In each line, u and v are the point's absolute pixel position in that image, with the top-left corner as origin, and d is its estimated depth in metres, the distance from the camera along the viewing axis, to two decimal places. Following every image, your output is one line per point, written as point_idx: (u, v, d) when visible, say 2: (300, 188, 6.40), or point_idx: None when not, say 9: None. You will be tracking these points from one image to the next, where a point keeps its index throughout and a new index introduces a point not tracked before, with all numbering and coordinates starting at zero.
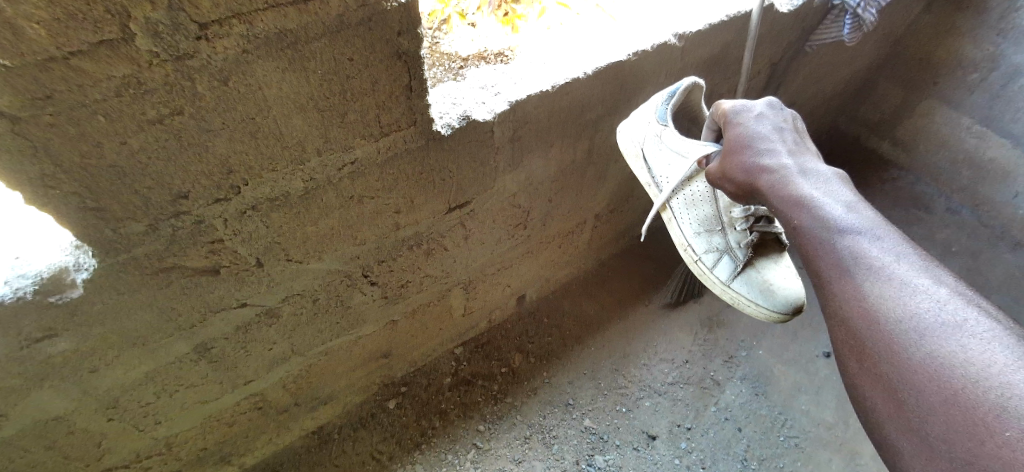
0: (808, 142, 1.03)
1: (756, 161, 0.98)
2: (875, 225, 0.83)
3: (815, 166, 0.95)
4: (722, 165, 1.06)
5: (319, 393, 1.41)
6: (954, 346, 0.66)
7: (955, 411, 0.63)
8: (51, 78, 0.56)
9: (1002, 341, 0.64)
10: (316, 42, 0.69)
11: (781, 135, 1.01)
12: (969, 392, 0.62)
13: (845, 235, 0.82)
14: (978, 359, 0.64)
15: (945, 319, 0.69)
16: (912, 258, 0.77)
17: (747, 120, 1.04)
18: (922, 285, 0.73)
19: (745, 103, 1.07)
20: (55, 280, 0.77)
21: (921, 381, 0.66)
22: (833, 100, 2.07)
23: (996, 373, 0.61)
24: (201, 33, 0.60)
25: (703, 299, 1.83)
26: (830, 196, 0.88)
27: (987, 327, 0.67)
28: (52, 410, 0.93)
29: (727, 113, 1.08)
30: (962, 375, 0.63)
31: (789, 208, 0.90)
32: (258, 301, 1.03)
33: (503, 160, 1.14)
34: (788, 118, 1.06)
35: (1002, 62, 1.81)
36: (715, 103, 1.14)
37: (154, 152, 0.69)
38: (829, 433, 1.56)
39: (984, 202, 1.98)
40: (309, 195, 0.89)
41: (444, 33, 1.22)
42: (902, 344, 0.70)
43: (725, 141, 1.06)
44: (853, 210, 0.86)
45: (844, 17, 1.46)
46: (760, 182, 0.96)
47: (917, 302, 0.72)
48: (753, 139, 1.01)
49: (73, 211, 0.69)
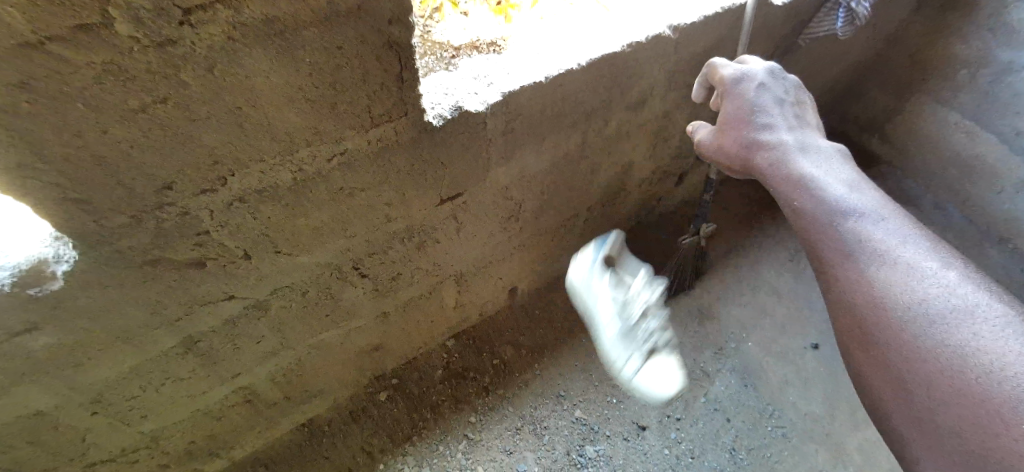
0: (809, 115, 1.03)
1: (758, 145, 0.99)
2: (881, 209, 0.85)
3: (818, 144, 0.96)
4: (722, 148, 1.06)
5: (309, 387, 1.40)
6: (966, 334, 0.68)
7: (965, 400, 0.65)
8: (29, 65, 0.53)
9: (1013, 327, 0.66)
10: (305, 30, 0.67)
11: (784, 109, 1.00)
12: (981, 381, 0.64)
13: (849, 221, 0.84)
14: (989, 347, 0.65)
15: (954, 305, 0.71)
16: (919, 243, 0.79)
17: (747, 91, 1.02)
18: (930, 271, 0.75)
19: (747, 70, 1.05)
20: (34, 273, 0.74)
21: (931, 369, 0.69)
22: (824, 94, 2.07)
23: (1006, 361, 0.63)
24: (185, 19, 0.58)
25: (693, 292, 1.84)
26: (834, 179, 0.90)
27: (998, 313, 0.68)
28: (35, 406, 0.91)
29: (726, 81, 1.05)
30: (973, 364, 0.65)
31: (793, 192, 0.93)
32: (246, 294, 1.01)
33: (496, 152, 1.12)
34: (790, 89, 1.04)
35: (991, 59, 1.82)
36: (712, 63, 1.10)
37: (137, 142, 0.67)
38: (816, 424, 1.58)
39: (969, 197, 2.00)
40: (299, 187, 0.88)
41: (436, 21, 1.20)
42: (910, 331, 0.72)
43: (725, 120, 1.05)
44: (858, 194, 0.87)
45: (837, 11, 1.45)
46: (763, 167, 0.98)
47: (926, 289, 0.74)
48: (753, 112, 1.00)
49: (54, 202, 0.67)
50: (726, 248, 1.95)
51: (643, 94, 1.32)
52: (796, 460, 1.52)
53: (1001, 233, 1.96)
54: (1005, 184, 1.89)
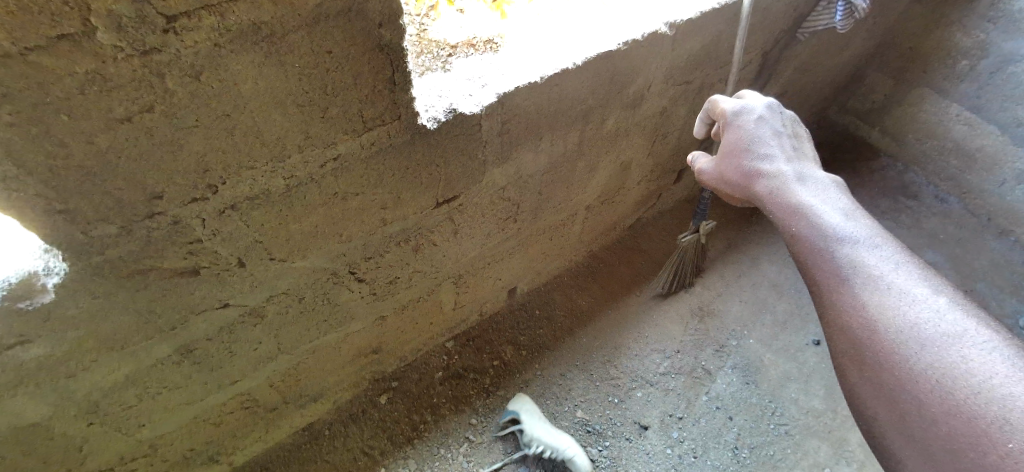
0: (805, 146, 1.07)
1: (757, 169, 1.02)
2: (874, 235, 0.86)
3: (813, 173, 1.00)
4: (722, 170, 1.10)
5: (308, 391, 1.39)
6: (955, 357, 0.68)
7: (957, 421, 0.64)
8: (10, 76, 0.52)
9: (1001, 351, 0.67)
10: (293, 34, 0.66)
11: (781, 141, 1.05)
12: (971, 403, 0.64)
13: (844, 245, 0.86)
14: (979, 370, 0.66)
15: (945, 330, 0.71)
16: (911, 270, 0.81)
17: (747, 123, 1.08)
18: (922, 296, 0.76)
19: (745, 104, 1.11)
20: (25, 285, 0.74)
21: (921, 390, 0.69)
22: (824, 87, 2.05)
23: (997, 385, 0.64)
24: (169, 26, 0.57)
25: (693, 289, 1.83)
26: (829, 206, 0.92)
27: (986, 338, 0.69)
28: (29, 416, 0.90)
29: (727, 114, 1.11)
30: (964, 387, 0.65)
31: (790, 217, 0.95)
32: (241, 301, 1.01)
33: (492, 153, 1.11)
34: (787, 123, 1.09)
35: (992, 49, 1.81)
36: (713, 100, 1.17)
37: (124, 152, 0.65)
38: (818, 421, 1.57)
39: (971, 189, 1.98)
40: (292, 193, 0.87)
41: (432, 19, 1.19)
42: (902, 354, 0.72)
43: (726, 146, 1.10)
44: (852, 220, 0.89)
45: (836, 5, 1.42)
46: (762, 190, 1.01)
47: (917, 312, 0.75)
48: (751, 143, 1.05)
49: (40, 213, 0.66)
50: (725, 244, 1.94)
51: (641, 92, 1.30)
52: (798, 458, 1.51)
53: (1003, 225, 1.94)
54: (1006, 175, 1.88)
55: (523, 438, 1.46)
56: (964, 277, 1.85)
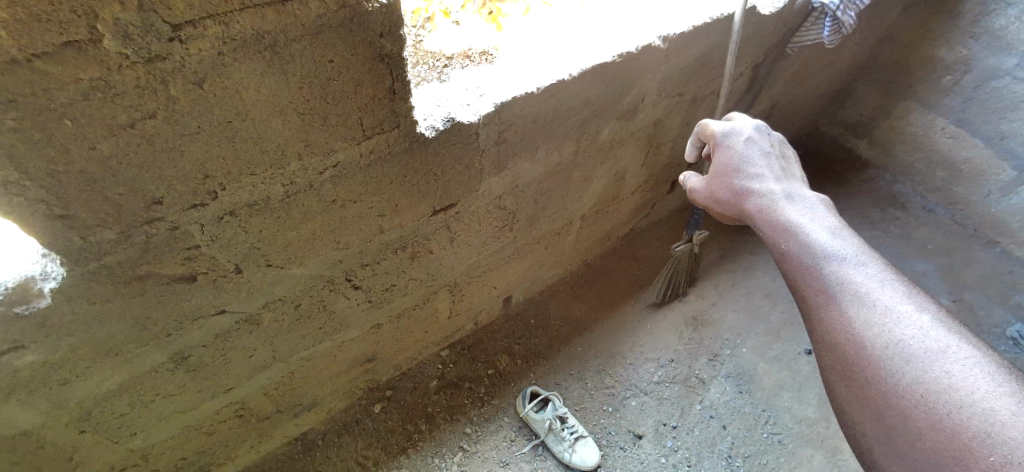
0: (792, 167, 1.10)
1: (745, 188, 1.05)
2: (860, 253, 0.88)
3: (801, 192, 1.02)
4: (712, 190, 1.12)
5: (301, 400, 1.38)
6: (939, 373, 0.70)
7: (942, 436, 0.66)
8: (16, 83, 0.53)
9: (981, 368, 0.69)
10: (296, 44, 0.67)
11: (769, 161, 1.08)
12: (955, 418, 0.66)
13: (831, 262, 0.87)
14: (963, 386, 0.68)
15: (928, 345, 0.73)
16: (895, 287, 0.83)
17: (736, 144, 1.11)
18: (906, 313, 0.78)
19: (734, 126, 1.14)
20: (22, 290, 0.73)
21: (907, 406, 0.70)
22: (814, 100, 2.09)
23: (979, 400, 0.65)
24: (174, 35, 0.57)
25: (687, 298, 1.84)
26: (816, 223, 0.94)
27: (968, 355, 0.71)
28: (21, 425, 0.90)
29: (716, 136, 1.14)
30: (948, 402, 0.67)
31: (778, 234, 0.96)
32: (237, 308, 1.00)
33: (488, 163, 1.13)
34: (775, 144, 1.12)
35: (975, 64, 1.86)
36: (703, 122, 1.20)
37: (126, 158, 0.66)
38: (811, 430, 1.55)
39: (957, 200, 2.02)
40: (291, 200, 0.87)
41: (427, 31, 1.20)
42: (888, 369, 0.74)
43: (716, 166, 1.12)
44: (838, 238, 0.91)
45: (823, 20, 1.47)
46: (750, 208, 1.03)
47: (902, 329, 0.76)
48: (740, 164, 1.08)
49: (40, 219, 0.66)
50: (718, 254, 1.96)
51: (635, 103, 1.32)
52: (793, 467, 1.50)
53: (990, 235, 1.96)
54: (991, 187, 1.92)
55: (552, 405, 1.55)
56: (953, 286, 1.87)
